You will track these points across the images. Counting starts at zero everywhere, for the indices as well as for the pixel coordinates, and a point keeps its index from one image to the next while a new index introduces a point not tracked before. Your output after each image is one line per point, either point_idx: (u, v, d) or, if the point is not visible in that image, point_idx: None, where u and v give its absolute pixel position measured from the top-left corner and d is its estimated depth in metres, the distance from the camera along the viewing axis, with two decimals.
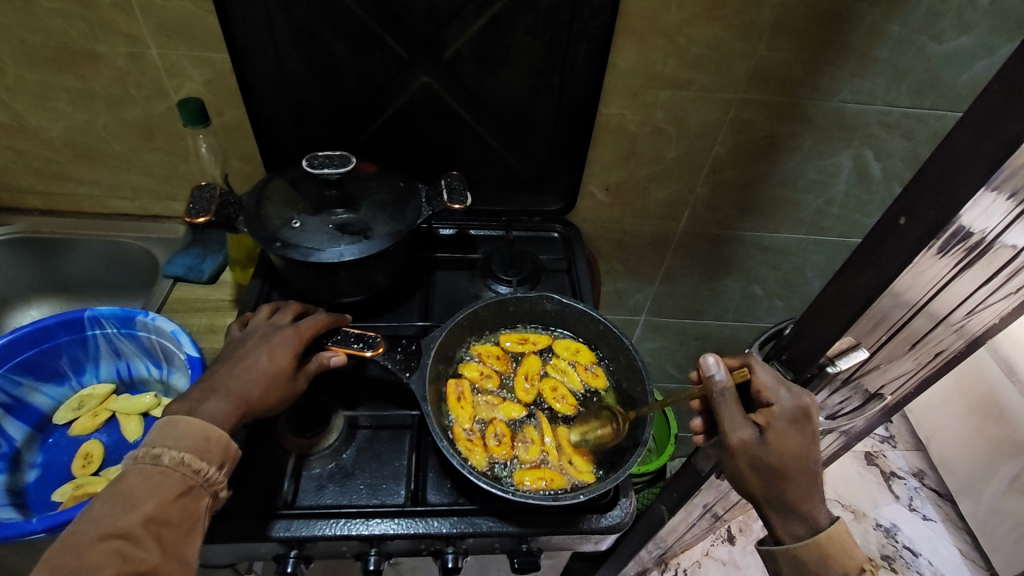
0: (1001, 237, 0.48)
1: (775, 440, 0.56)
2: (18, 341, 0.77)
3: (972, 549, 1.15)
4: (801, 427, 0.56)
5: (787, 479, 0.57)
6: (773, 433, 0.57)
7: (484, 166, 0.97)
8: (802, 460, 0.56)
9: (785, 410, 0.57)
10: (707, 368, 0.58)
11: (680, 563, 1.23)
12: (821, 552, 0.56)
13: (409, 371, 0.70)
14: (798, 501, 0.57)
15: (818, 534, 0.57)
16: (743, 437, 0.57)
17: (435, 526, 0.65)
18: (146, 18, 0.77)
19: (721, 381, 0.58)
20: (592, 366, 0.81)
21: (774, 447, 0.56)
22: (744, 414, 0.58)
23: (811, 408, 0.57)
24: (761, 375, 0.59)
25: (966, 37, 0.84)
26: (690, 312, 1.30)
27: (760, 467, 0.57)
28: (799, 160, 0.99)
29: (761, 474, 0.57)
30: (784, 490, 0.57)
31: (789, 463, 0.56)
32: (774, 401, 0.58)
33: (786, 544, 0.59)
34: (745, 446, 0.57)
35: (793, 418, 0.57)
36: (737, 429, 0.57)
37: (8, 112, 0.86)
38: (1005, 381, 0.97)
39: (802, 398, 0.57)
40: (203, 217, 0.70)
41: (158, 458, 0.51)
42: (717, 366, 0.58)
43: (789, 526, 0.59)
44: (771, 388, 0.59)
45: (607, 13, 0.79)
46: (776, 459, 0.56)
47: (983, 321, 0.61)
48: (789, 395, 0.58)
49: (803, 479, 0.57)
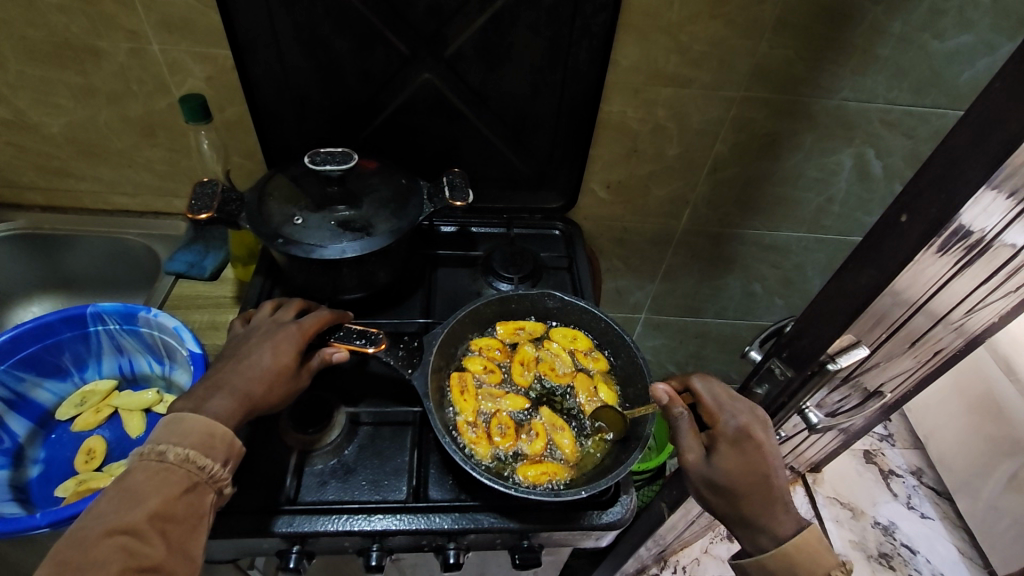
0: (1001, 235, 0.48)
1: (720, 460, 0.59)
2: (20, 337, 0.77)
3: (969, 547, 1.15)
4: (743, 447, 0.58)
5: (736, 496, 0.58)
6: (717, 453, 0.59)
7: (486, 163, 0.98)
8: (750, 479, 0.58)
9: (726, 432, 0.59)
10: (659, 397, 0.63)
11: (679, 561, 1.24)
12: (788, 562, 0.56)
13: (411, 367, 0.70)
14: (758, 515, 0.58)
15: (784, 544, 0.57)
16: (692, 458, 0.61)
17: (436, 522, 0.65)
18: (146, 13, 0.77)
19: (672, 408, 0.62)
20: (591, 352, 0.81)
21: (719, 467, 0.59)
22: (694, 436, 0.62)
23: (751, 427, 0.59)
24: (704, 395, 0.62)
25: (968, 35, 0.84)
26: (690, 311, 1.31)
27: (711, 485, 0.60)
28: (800, 158, 0.99)
29: (716, 493, 0.60)
30: (740, 506, 0.58)
31: (737, 483, 0.58)
32: (716, 422, 0.60)
33: (755, 556, 0.59)
34: (695, 467, 0.60)
35: (734, 438, 0.59)
36: (686, 452, 0.61)
37: (9, 107, 0.86)
38: (1004, 380, 0.97)
39: (742, 418, 0.59)
40: (205, 214, 0.69)
41: (163, 454, 0.51)
42: (669, 395, 0.63)
43: (755, 539, 0.59)
44: (713, 409, 0.61)
45: (609, 10, 0.79)
46: (724, 479, 0.59)
47: (982, 319, 0.63)
48: (730, 417, 0.60)
49: (756, 494, 0.58)
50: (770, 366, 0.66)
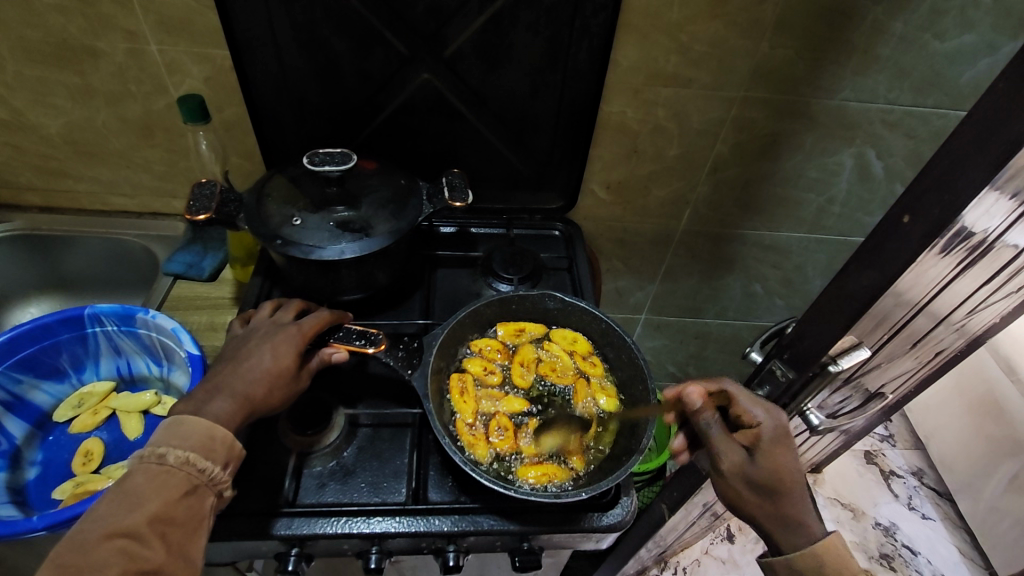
0: (1002, 237, 0.48)
1: (766, 458, 0.57)
2: (18, 338, 0.76)
3: (971, 548, 1.14)
4: (783, 444, 0.59)
5: (781, 495, 0.57)
6: (762, 451, 0.58)
7: (486, 164, 0.97)
8: (792, 474, 0.58)
9: (767, 430, 0.59)
10: (693, 401, 0.60)
11: (679, 562, 1.23)
12: (816, 562, 0.55)
13: (410, 368, 0.70)
14: (797, 513, 0.57)
15: (816, 544, 0.56)
16: (735, 460, 0.58)
17: (436, 525, 0.65)
18: (145, 13, 0.76)
19: (707, 411, 0.59)
20: (590, 356, 0.81)
21: (765, 465, 0.57)
22: (731, 437, 0.59)
23: (786, 424, 0.60)
24: (737, 396, 0.61)
25: (969, 35, 0.84)
26: (690, 311, 1.31)
27: (755, 487, 0.58)
28: (801, 158, 0.99)
29: (756, 493, 0.58)
30: (781, 504, 0.57)
31: (782, 479, 0.57)
32: (754, 422, 0.60)
33: (787, 555, 0.57)
34: (739, 468, 0.57)
35: (775, 436, 0.59)
36: (728, 453, 0.58)
37: (7, 107, 0.86)
38: (1005, 381, 0.96)
39: (778, 416, 0.60)
40: (204, 215, 0.69)
41: (163, 457, 0.51)
42: (704, 398, 0.60)
43: (789, 539, 0.58)
44: (749, 408, 0.60)
45: (610, 10, 0.79)
46: (771, 476, 0.57)
47: (983, 320, 0.63)
48: (767, 415, 0.60)
49: (795, 491, 0.58)
50: (771, 367, 0.66)
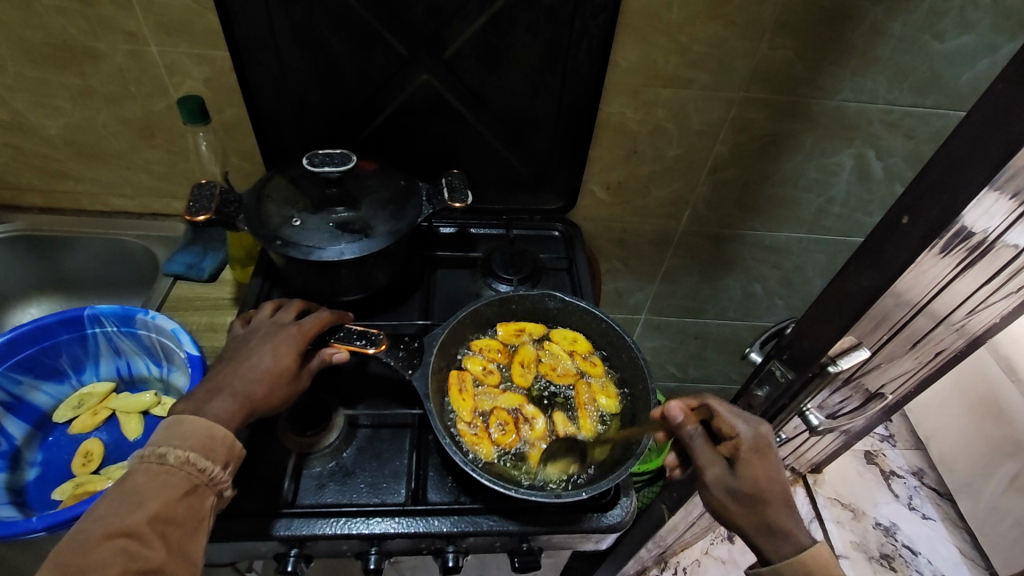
0: (1003, 237, 0.48)
1: (745, 468, 0.58)
2: (18, 339, 0.77)
3: (971, 548, 1.14)
4: (764, 454, 0.59)
5: (764, 505, 0.57)
6: (741, 463, 0.58)
7: (485, 165, 0.97)
8: (774, 483, 0.58)
9: (747, 441, 0.59)
10: (673, 415, 0.62)
11: (680, 562, 1.23)
12: (802, 566, 0.55)
13: (411, 368, 0.70)
14: (782, 521, 0.57)
15: (803, 552, 0.56)
16: (715, 472, 0.59)
17: (435, 526, 0.65)
18: (145, 15, 0.76)
19: (688, 424, 0.62)
20: (590, 355, 0.81)
21: (745, 476, 0.58)
22: (712, 451, 0.60)
23: (767, 435, 0.60)
24: (718, 408, 0.62)
25: (968, 36, 0.84)
26: (690, 311, 1.31)
27: (737, 499, 0.58)
28: (801, 158, 0.99)
29: (740, 506, 0.58)
30: (766, 513, 0.57)
31: (763, 488, 0.57)
32: (734, 433, 0.60)
33: (774, 563, 0.57)
34: (720, 480, 0.58)
35: (755, 446, 0.59)
36: (708, 466, 0.59)
37: (8, 109, 0.86)
38: (1005, 382, 0.96)
39: (758, 427, 0.60)
40: (204, 215, 0.69)
41: (164, 457, 0.51)
42: (683, 412, 0.62)
43: (776, 547, 0.57)
44: (729, 421, 0.61)
45: (609, 11, 0.79)
46: (751, 486, 0.57)
47: (983, 321, 0.63)
48: (747, 426, 0.60)
49: (781, 500, 0.57)
50: (771, 368, 0.66)
